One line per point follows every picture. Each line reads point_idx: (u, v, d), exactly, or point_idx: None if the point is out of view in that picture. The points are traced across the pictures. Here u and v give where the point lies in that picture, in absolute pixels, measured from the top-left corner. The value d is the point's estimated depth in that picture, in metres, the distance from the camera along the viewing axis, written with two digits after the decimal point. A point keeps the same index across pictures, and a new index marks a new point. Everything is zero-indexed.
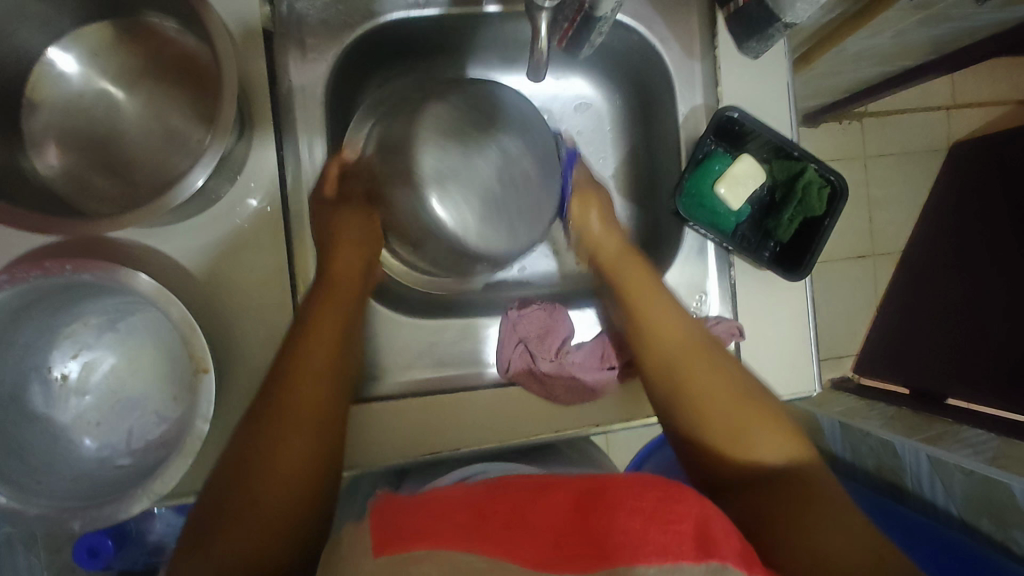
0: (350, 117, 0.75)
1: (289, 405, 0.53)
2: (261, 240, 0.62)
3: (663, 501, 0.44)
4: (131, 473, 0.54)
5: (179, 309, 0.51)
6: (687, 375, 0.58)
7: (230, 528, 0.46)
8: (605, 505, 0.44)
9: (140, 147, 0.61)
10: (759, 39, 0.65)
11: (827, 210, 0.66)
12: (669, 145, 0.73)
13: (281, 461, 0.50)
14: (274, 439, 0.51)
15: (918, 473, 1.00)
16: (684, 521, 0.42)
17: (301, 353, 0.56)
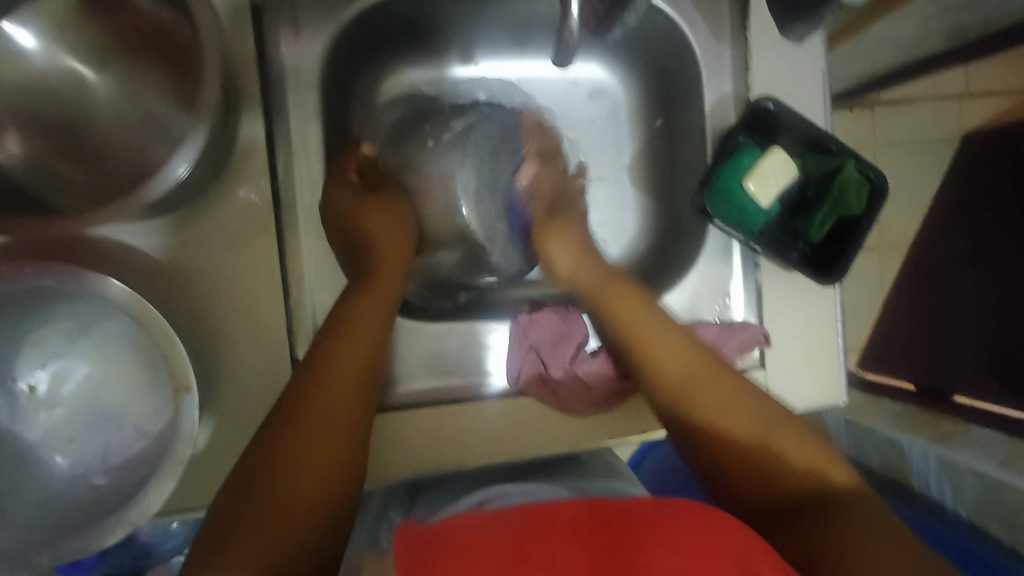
0: (346, 100, 0.69)
1: (308, 412, 0.49)
2: (250, 237, 0.56)
3: (699, 537, 0.40)
4: (106, 496, 0.50)
5: (156, 319, 0.47)
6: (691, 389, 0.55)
7: (247, 532, 0.42)
8: (639, 542, 0.39)
9: (114, 132, 0.56)
10: (807, 21, 0.58)
11: (865, 210, 0.62)
12: (692, 137, 0.68)
13: (313, 467, 0.47)
14: (306, 443, 0.48)
15: (927, 476, 0.96)
16: (723, 559, 0.38)
17: (346, 353, 0.53)
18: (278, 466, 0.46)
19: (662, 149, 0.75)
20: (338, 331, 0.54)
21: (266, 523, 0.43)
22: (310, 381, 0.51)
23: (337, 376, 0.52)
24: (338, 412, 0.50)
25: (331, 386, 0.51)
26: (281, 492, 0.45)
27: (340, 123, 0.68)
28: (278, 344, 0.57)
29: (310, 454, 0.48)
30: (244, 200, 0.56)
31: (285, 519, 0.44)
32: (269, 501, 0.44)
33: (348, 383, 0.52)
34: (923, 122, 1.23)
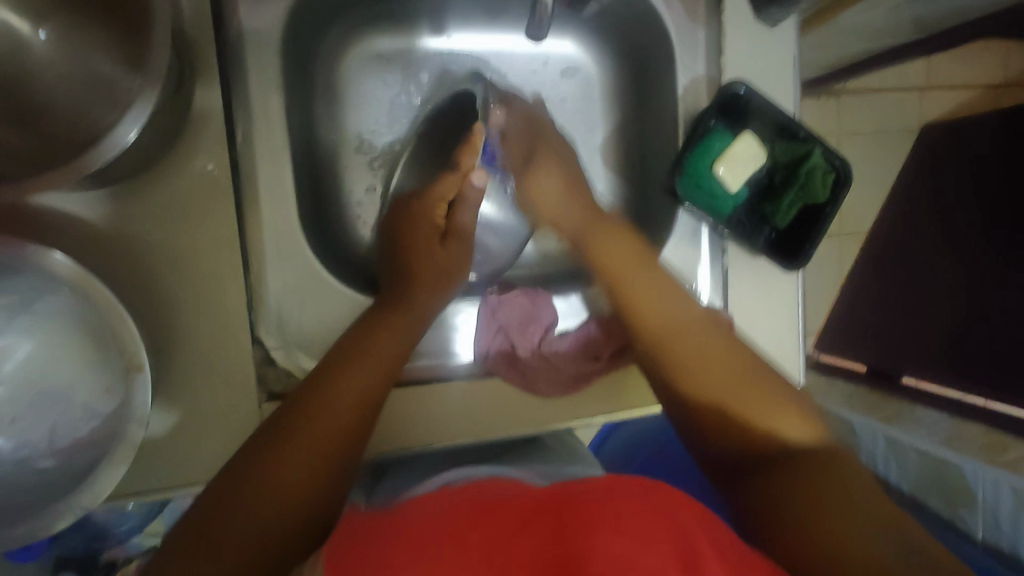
0: (309, 69, 0.65)
1: (311, 420, 0.49)
2: (207, 211, 0.54)
3: (646, 520, 0.42)
4: (55, 480, 0.47)
5: (103, 295, 0.44)
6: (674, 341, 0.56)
7: (238, 510, 0.44)
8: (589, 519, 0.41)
9: (58, 93, 0.52)
10: (782, 4, 0.59)
11: (830, 198, 0.62)
12: (664, 119, 0.68)
13: (302, 446, 0.48)
14: (306, 421, 0.49)
15: (873, 452, 1.06)
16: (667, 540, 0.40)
17: (361, 343, 0.55)
18: (276, 462, 0.47)
19: (635, 132, 0.74)
20: (355, 351, 0.54)
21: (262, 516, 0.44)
22: (315, 389, 0.51)
23: (344, 386, 0.52)
24: (336, 417, 0.50)
25: (343, 377, 0.52)
26: (273, 484, 0.46)
27: (304, 93, 0.65)
28: (238, 322, 0.55)
29: (305, 459, 0.48)
30: (201, 171, 0.53)
31: (275, 506, 0.45)
32: (261, 497, 0.45)
33: (357, 394, 0.52)
34: (882, 113, 1.26)
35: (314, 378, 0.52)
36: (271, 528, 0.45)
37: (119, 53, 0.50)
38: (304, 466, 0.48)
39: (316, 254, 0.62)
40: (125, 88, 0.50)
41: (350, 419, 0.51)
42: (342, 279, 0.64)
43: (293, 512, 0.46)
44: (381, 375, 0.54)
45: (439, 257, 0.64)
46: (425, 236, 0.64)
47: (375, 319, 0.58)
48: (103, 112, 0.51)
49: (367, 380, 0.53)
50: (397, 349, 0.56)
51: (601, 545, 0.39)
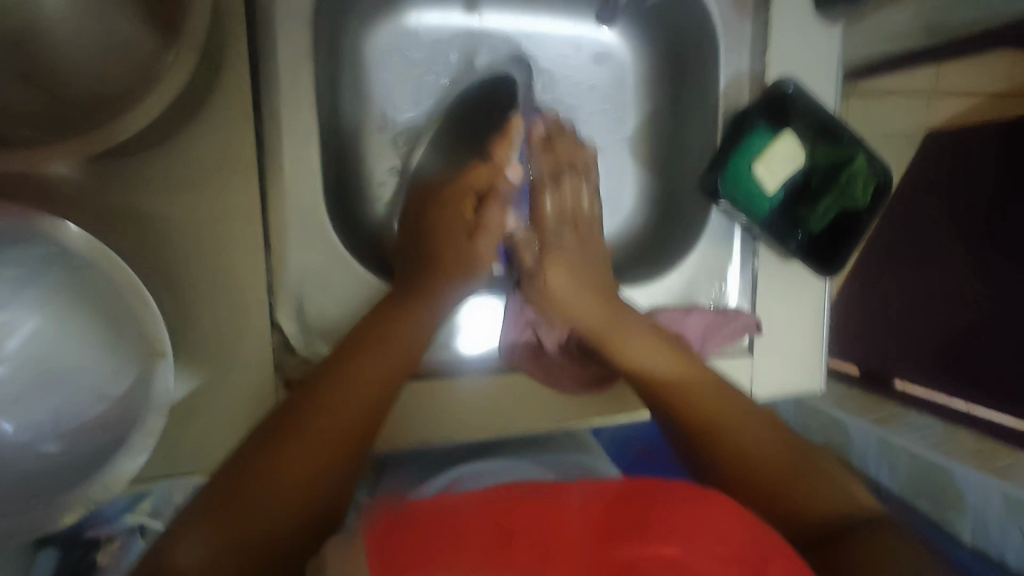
0: (337, 40, 0.62)
1: (322, 413, 0.47)
2: (230, 186, 0.51)
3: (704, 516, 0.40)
4: (63, 467, 0.45)
5: (124, 274, 0.41)
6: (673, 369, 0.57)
7: (255, 485, 0.43)
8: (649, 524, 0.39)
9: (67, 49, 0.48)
10: None
11: (868, 206, 0.62)
12: (701, 114, 0.66)
13: (321, 427, 0.47)
14: (325, 400, 0.48)
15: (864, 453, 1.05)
16: (732, 548, 0.38)
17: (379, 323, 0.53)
18: (284, 457, 0.45)
19: (667, 127, 0.72)
20: (374, 347, 0.51)
21: (263, 510, 0.42)
22: (330, 383, 0.49)
23: (358, 380, 0.49)
24: (347, 412, 0.48)
25: (363, 362, 0.50)
26: (276, 478, 0.44)
27: (331, 66, 0.61)
28: (259, 307, 0.52)
29: (314, 454, 0.46)
30: (226, 145, 0.50)
31: (276, 499, 0.43)
32: (265, 491, 0.43)
33: (371, 391, 0.50)
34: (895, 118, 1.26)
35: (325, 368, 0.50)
36: (269, 528, 0.42)
37: (144, 12, 0.46)
38: (310, 461, 0.45)
39: (339, 237, 0.59)
40: (149, 50, 0.46)
41: (361, 417, 0.49)
42: (365, 266, 0.61)
43: (293, 507, 0.44)
44: (397, 374, 0.52)
45: (461, 247, 0.61)
46: (452, 224, 0.62)
47: (396, 309, 0.55)
48: (121, 74, 0.47)
49: (379, 379, 0.50)
50: (416, 347, 0.54)
51: (646, 554, 0.37)
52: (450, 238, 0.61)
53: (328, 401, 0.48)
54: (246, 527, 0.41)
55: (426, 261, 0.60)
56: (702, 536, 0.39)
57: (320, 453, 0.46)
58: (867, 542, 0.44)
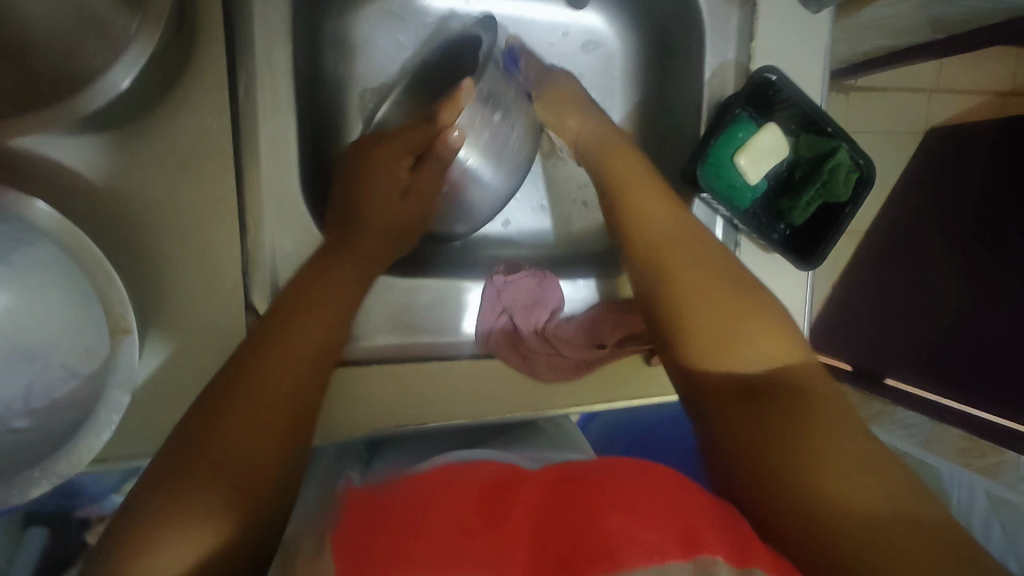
0: (317, 22, 0.61)
1: (262, 382, 0.43)
2: (203, 166, 0.50)
3: (643, 493, 0.40)
4: (32, 443, 0.45)
5: (89, 252, 0.41)
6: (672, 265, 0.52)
7: (201, 470, 0.38)
8: (585, 499, 0.40)
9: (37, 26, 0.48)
10: None
11: (851, 198, 0.60)
12: (686, 103, 0.66)
13: (265, 387, 0.43)
14: (267, 361, 0.44)
15: None
16: (668, 516, 0.38)
17: (314, 282, 0.51)
18: (236, 437, 0.40)
19: (653, 115, 0.72)
20: (297, 305, 0.49)
21: (233, 496, 0.38)
22: (256, 352, 0.44)
23: (293, 343, 0.46)
24: (289, 379, 0.44)
25: (302, 320, 0.48)
26: (236, 462, 0.39)
27: (311, 47, 0.60)
28: (233, 287, 0.52)
29: (268, 433, 0.41)
30: (201, 124, 0.50)
31: (242, 484, 0.39)
32: (226, 478, 0.38)
33: (308, 353, 0.47)
34: (891, 113, 1.24)
35: (249, 341, 0.45)
36: (245, 514, 0.38)
37: None
38: (268, 440, 0.41)
39: (317, 219, 0.59)
40: (121, 26, 0.46)
41: (302, 386, 0.45)
42: None
43: (263, 490, 0.40)
44: (333, 334, 0.49)
45: (393, 202, 0.60)
46: (387, 186, 0.60)
47: (317, 270, 0.52)
48: (92, 51, 0.47)
49: (315, 342, 0.47)
50: (349, 302, 0.52)
51: (598, 526, 0.37)
52: (376, 193, 0.59)
53: (260, 364, 0.44)
54: (194, 526, 0.36)
55: (343, 220, 0.57)
56: (658, 512, 0.39)
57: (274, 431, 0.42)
58: (788, 407, 0.43)
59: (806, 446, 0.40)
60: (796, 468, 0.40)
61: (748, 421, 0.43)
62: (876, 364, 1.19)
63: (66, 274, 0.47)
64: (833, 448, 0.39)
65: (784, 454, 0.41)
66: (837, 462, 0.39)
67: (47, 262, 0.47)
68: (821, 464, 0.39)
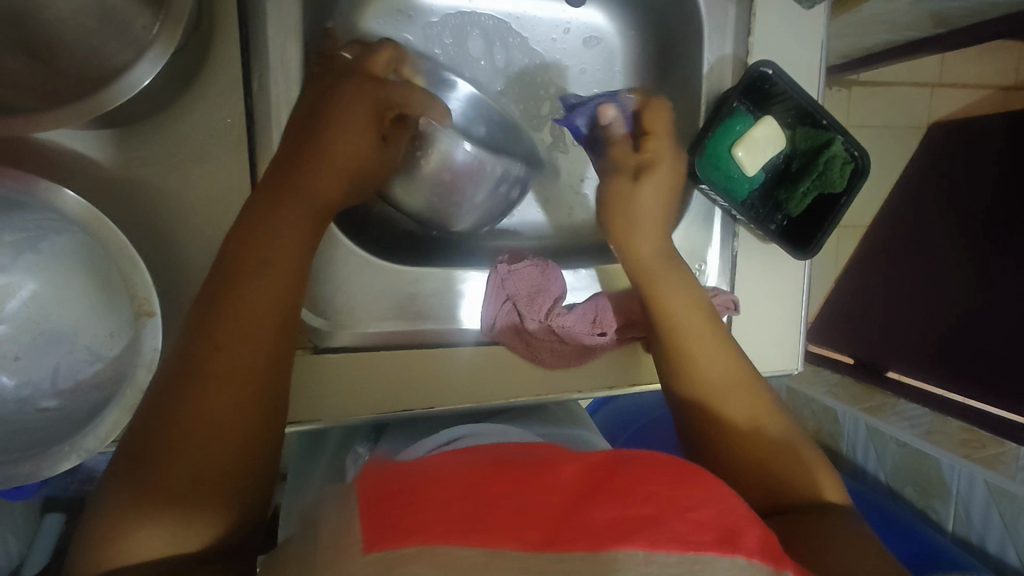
0: (327, 20, 0.63)
1: (212, 379, 0.41)
2: (219, 159, 0.53)
3: (676, 485, 0.41)
4: (61, 422, 0.47)
5: (114, 238, 0.43)
6: (713, 385, 0.54)
7: (160, 458, 0.39)
8: (614, 485, 0.41)
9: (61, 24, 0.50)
10: None
11: (846, 189, 0.62)
12: (685, 97, 0.67)
13: (217, 363, 0.42)
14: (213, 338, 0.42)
15: (855, 440, 1.09)
16: (702, 508, 0.39)
17: (260, 238, 0.46)
18: (182, 435, 0.39)
19: None
20: (236, 282, 0.44)
21: (184, 498, 0.38)
22: (211, 322, 0.43)
23: (234, 329, 0.43)
24: (233, 373, 0.42)
25: (251, 290, 0.44)
26: (187, 463, 0.38)
27: (321, 44, 0.62)
28: None
29: (215, 430, 0.40)
30: (216, 118, 0.52)
31: (199, 484, 0.39)
32: (178, 480, 0.38)
33: (251, 344, 0.43)
34: (893, 107, 1.25)
35: (192, 332, 0.43)
36: (204, 513, 0.38)
37: None
38: (213, 440, 0.40)
39: None
40: (142, 24, 0.48)
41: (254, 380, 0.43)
42: (354, 240, 0.64)
43: (217, 491, 0.39)
44: (280, 313, 0.45)
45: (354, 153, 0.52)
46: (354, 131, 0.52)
47: (263, 226, 0.47)
48: (115, 49, 0.49)
49: (254, 326, 0.44)
50: (298, 272, 0.48)
51: (623, 516, 0.37)
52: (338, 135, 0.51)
53: (205, 351, 0.42)
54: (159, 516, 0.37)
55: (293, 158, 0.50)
56: (689, 503, 0.39)
57: (221, 428, 0.40)
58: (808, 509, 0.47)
59: (823, 535, 0.43)
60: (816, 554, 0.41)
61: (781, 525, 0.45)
62: (877, 356, 1.21)
63: (90, 262, 0.50)
64: (840, 537, 0.43)
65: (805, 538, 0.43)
66: (849, 545, 0.42)
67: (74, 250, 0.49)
68: (826, 549, 0.42)
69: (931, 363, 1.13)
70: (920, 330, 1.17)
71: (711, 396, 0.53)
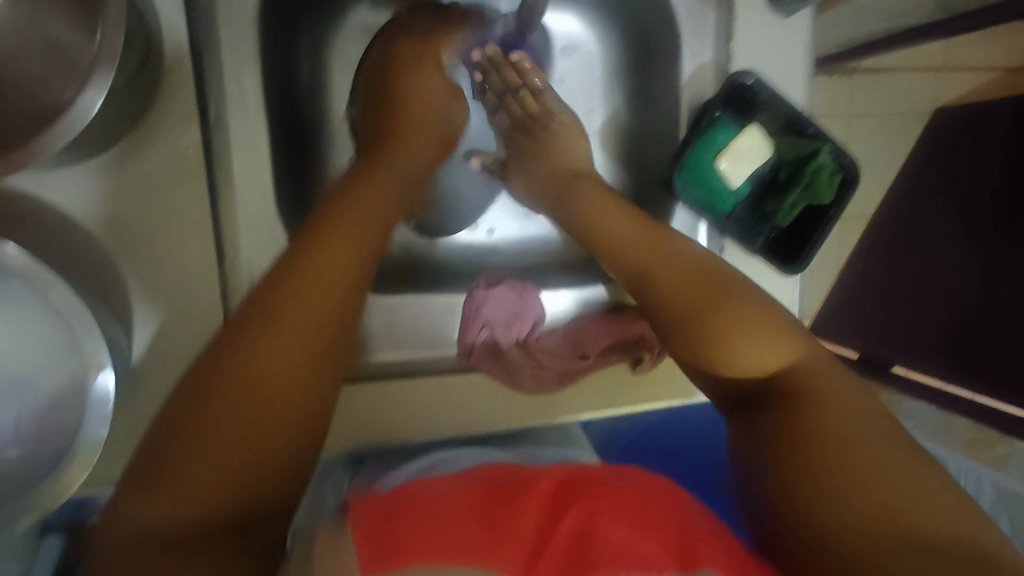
0: (292, 39, 0.61)
1: (253, 361, 0.39)
2: (178, 194, 0.51)
3: (641, 506, 0.42)
4: (21, 472, 0.46)
5: (61, 292, 0.42)
6: (663, 284, 0.50)
7: (186, 447, 0.37)
8: (580, 502, 0.42)
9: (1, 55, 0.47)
10: None
11: (835, 199, 0.60)
12: (666, 109, 0.65)
13: (265, 350, 0.39)
14: (268, 328, 0.40)
15: None
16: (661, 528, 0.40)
17: (316, 247, 0.43)
18: (222, 396, 0.38)
19: (635, 113, 0.69)
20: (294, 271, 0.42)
21: (183, 486, 0.36)
22: (270, 303, 0.41)
23: (283, 327, 0.40)
24: (292, 356, 0.40)
25: (314, 281, 0.42)
26: (220, 423, 0.37)
27: (284, 63, 0.59)
28: (213, 309, 0.53)
29: (258, 402, 0.38)
30: (171, 152, 0.50)
31: (232, 472, 0.37)
32: (196, 461, 0.36)
33: (311, 331, 0.41)
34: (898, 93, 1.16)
35: (243, 314, 0.41)
36: (239, 485, 0.37)
37: (74, 18, 0.45)
38: (257, 424, 0.38)
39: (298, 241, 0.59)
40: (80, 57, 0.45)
41: (301, 381, 0.40)
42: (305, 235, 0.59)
43: (256, 461, 0.38)
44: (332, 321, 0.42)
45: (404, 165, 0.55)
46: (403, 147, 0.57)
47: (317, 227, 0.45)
48: (54, 81, 0.46)
49: (322, 319, 0.42)
50: (352, 274, 0.44)
51: (599, 535, 0.38)
52: (399, 154, 0.54)
53: (258, 332, 0.40)
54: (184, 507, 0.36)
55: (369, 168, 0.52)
56: (652, 524, 0.40)
57: (267, 401, 0.38)
58: (791, 406, 0.42)
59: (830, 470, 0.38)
60: (837, 497, 0.38)
61: (791, 443, 0.41)
62: (882, 351, 1.16)
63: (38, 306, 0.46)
64: (832, 441, 0.39)
65: (785, 437, 0.41)
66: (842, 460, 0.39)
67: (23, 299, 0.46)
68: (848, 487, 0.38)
69: (934, 355, 1.07)
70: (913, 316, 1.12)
71: (658, 276, 0.51)
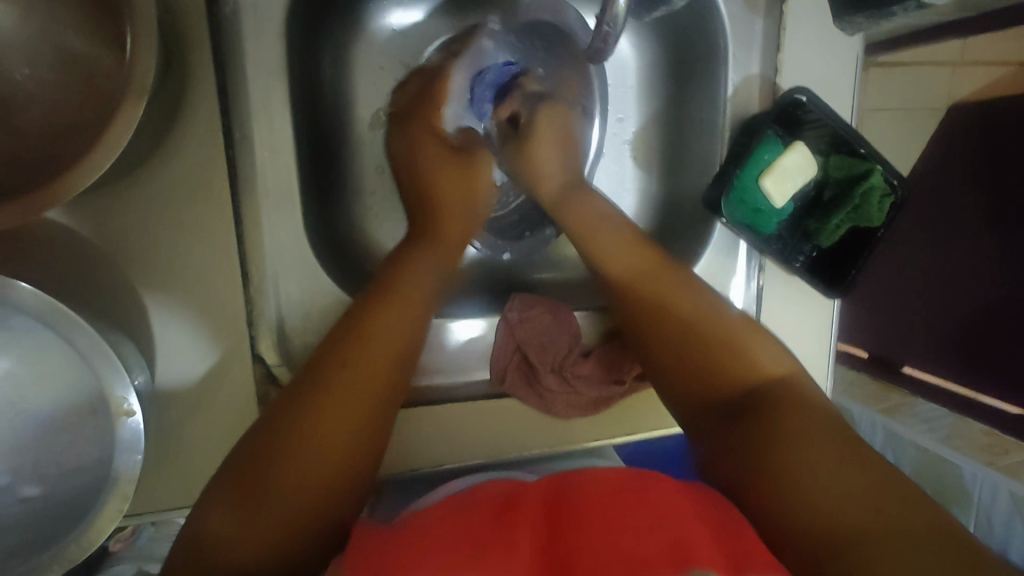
0: (320, 47, 0.57)
1: (332, 392, 0.41)
2: (203, 219, 0.48)
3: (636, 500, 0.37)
4: (45, 516, 0.44)
5: (86, 335, 0.39)
6: (640, 309, 0.50)
7: (272, 461, 0.38)
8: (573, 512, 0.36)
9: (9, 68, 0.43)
10: (870, 14, 0.53)
11: (884, 222, 0.58)
12: (707, 124, 0.62)
13: (344, 381, 0.41)
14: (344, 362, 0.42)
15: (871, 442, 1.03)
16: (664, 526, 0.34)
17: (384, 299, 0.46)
18: (304, 436, 0.39)
19: (671, 126, 0.66)
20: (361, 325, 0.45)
21: (264, 497, 0.37)
22: (348, 341, 0.43)
23: (356, 358, 0.43)
24: (359, 405, 0.41)
25: (382, 324, 0.45)
26: (305, 464, 0.38)
27: (309, 72, 0.56)
28: (239, 337, 0.50)
29: (326, 448, 0.39)
30: (195, 174, 0.47)
31: (311, 485, 0.38)
32: (279, 473, 0.38)
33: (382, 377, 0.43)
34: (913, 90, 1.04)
35: (325, 351, 0.44)
36: (319, 503, 0.38)
37: (95, 27, 0.42)
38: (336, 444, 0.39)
39: (325, 262, 0.56)
40: (107, 73, 0.42)
41: (372, 408, 0.42)
42: (330, 259, 0.56)
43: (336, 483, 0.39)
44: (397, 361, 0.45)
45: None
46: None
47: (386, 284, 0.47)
48: (74, 96, 0.43)
49: (387, 360, 0.44)
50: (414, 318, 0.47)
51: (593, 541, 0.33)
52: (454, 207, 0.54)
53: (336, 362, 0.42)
54: (276, 520, 0.36)
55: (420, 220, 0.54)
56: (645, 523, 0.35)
57: (333, 444, 0.39)
58: (764, 426, 0.41)
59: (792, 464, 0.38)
60: (802, 508, 0.36)
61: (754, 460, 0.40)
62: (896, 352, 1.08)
63: (53, 346, 0.43)
64: (794, 467, 0.38)
65: (759, 457, 0.40)
66: (807, 482, 0.37)
67: (32, 333, 0.42)
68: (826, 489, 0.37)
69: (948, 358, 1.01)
70: (920, 313, 1.05)
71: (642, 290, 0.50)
